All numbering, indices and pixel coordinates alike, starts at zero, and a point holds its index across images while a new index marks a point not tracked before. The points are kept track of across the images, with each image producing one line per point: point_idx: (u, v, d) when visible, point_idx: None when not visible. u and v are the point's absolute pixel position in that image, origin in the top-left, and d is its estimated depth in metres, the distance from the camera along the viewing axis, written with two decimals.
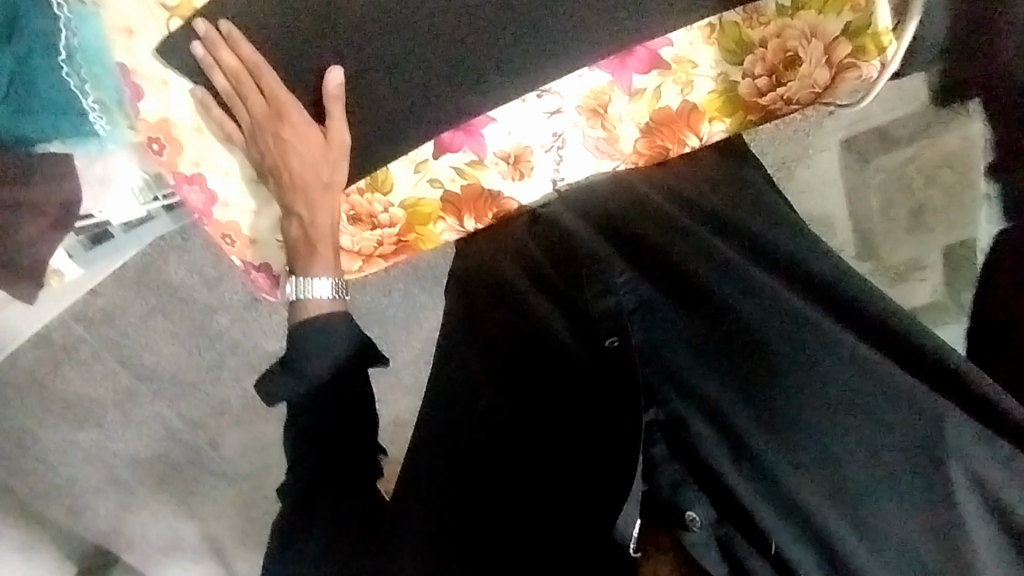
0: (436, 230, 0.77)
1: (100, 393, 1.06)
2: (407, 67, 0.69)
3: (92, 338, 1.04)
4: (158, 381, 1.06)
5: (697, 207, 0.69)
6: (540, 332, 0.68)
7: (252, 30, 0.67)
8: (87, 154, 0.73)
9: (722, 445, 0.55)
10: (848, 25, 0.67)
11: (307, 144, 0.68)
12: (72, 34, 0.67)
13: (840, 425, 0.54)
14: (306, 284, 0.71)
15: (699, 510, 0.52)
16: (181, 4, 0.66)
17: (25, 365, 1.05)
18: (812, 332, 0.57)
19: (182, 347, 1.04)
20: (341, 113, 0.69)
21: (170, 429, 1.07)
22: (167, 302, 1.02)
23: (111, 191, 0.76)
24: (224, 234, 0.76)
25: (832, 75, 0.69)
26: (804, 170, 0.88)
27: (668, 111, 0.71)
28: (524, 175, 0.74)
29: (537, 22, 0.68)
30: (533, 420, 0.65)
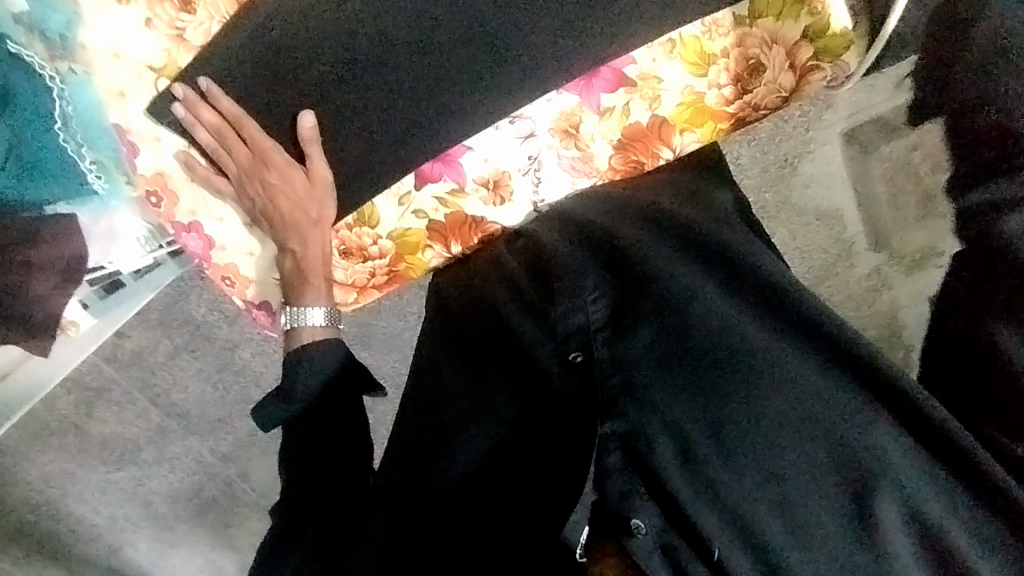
0: (425, 258, 0.79)
1: (134, 431, 1.11)
2: (391, 102, 0.72)
3: (122, 378, 1.08)
4: (187, 418, 1.10)
5: (662, 214, 0.67)
6: (511, 345, 0.69)
7: (230, 82, 0.70)
8: (92, 213, 0.76)
9: (675, 457, 0.57)
10: (807, 29, 0.68)
11: (293, 185, 0.71)
12: (67, 102, 0.71)
13: (795, 432, 0.54)
14: (300, 313, 0.74)
15: (644, 517, 0.55)
16: (167, 65, 0.69)
17: (61, 409, 1.09)
18: (774, 346, 0.57)
19: (207, 382, 1.08)
20: (321, 153, 0.71)
21: (203, 463, 1.11)
22: (190, 339, 1.07)
23: (117, 244, 0.79)
24: (223, 276, 0.80)
25: (797, 78, 0.70)
26: (808, 164, 0.96)
27: (639, 127, 0.73)
28: (505, 200, 0.76)
29: (512, 49, 0.70)
30: (502, 437, 0.66)
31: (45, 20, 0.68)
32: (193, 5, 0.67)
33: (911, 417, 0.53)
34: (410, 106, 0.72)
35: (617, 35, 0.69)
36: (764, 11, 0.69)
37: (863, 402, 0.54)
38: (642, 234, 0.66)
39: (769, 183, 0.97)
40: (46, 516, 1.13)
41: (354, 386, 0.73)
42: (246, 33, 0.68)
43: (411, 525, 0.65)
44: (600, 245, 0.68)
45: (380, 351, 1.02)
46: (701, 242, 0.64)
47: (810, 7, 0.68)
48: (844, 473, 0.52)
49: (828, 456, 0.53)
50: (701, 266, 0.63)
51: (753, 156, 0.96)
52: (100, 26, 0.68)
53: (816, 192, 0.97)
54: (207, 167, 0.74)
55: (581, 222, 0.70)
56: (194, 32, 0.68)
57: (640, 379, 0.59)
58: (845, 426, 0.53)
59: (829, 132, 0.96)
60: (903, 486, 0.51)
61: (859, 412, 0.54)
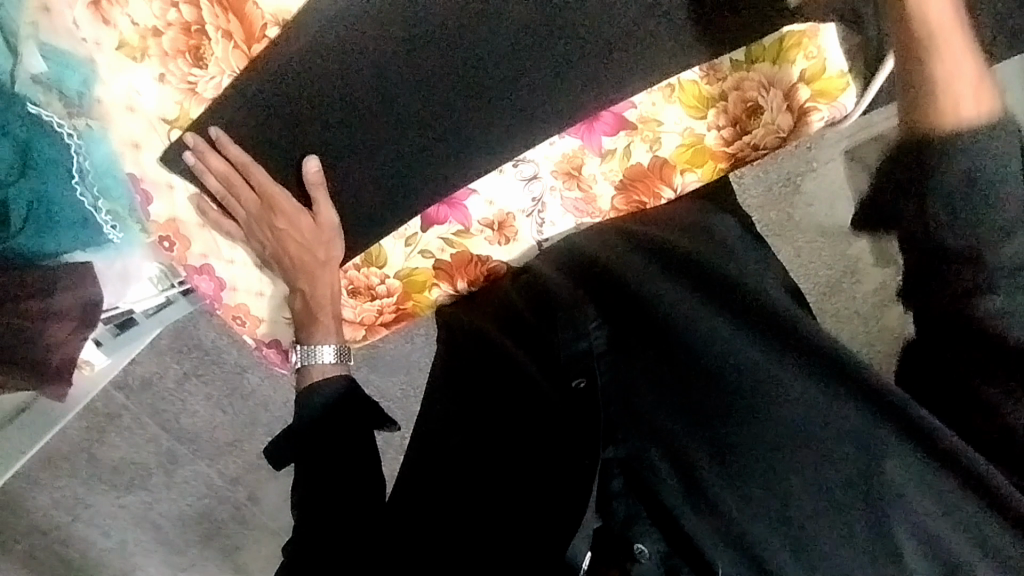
0: (431, 295, 0.82)
1: (145, 455, 1.12)
2: (399, 139, 0.73)
3: (132, 405, 1.11)
4: (196, 442, 1.12)
5: (649, 242, 0.68)
6: (513, 370, 0.70)
7: (240, 127, 0.71)
8: (107, 259, 0.79)
9: (678, 477, 0.58)
10: (803, 72, 0.69)
11: (300, 229, 0.73)
12: (84, 158, 0.73)
13: (804, 457, 0.54)
14: (310, 351, 0.75)
15: (648, 542, 0.57)
16: (179, 117, 0.71)
17: (74, 435, 1.11)
18: (772, 374, 0.57)
19: (217, 407, 1.11)
20: (326, 197, 0.73)
21: (212, 487, 1.12)
22: (199, 363, 1.10)
23: (133, 285, 0.82)
24: (234, 315, 0.82)
25: (795, 119, 0.71)
26: (811, 182, 0.98)
27: (640, 168, 0.74)
28: (509, 239, 0.78)
29: (517, 81, 0.70)
30: (505, 458, 0.67)
31: (63, 78, 0.70)
32: (204, 60, 0.68)
33: (923, 437, 0.51)
34: (409, 147, 0.73)
35: (617, 79, 0.70)
36: (764, 54, 0.69)
37: (868, 422, 0.53)
38: (636, 257, 0.68)
39: (774, 202, 0.98)
40: (55, 542, 1.13)
41: (361, 411, 0.73)
42: (258, 82, 0.69)
43: (421, 547, 0.66)
44: (597, 267, 0.69)
45: (387, 374, 1.03)
46: (697, 266, 0.64)
47: (807, 52, 0.68)
48: (847, 494, 0.52)
49: (832, 475, 0.53)
50: (693, 289, 0.63)
51: (757, 175, 0.98)
52: (114, 82, 0.69)
53: (821, 210, 0.98)
54: (217, 211, 0.76)
55: (581, 250, 0.72)
56: (206, 85, 0.69)
57: (639, 402, 0.62)
58: (846, 450, 0.53)
59: (831, 150, 0.97)
60: (915, 520, 0.50)
61: (863, 435, 0.53)
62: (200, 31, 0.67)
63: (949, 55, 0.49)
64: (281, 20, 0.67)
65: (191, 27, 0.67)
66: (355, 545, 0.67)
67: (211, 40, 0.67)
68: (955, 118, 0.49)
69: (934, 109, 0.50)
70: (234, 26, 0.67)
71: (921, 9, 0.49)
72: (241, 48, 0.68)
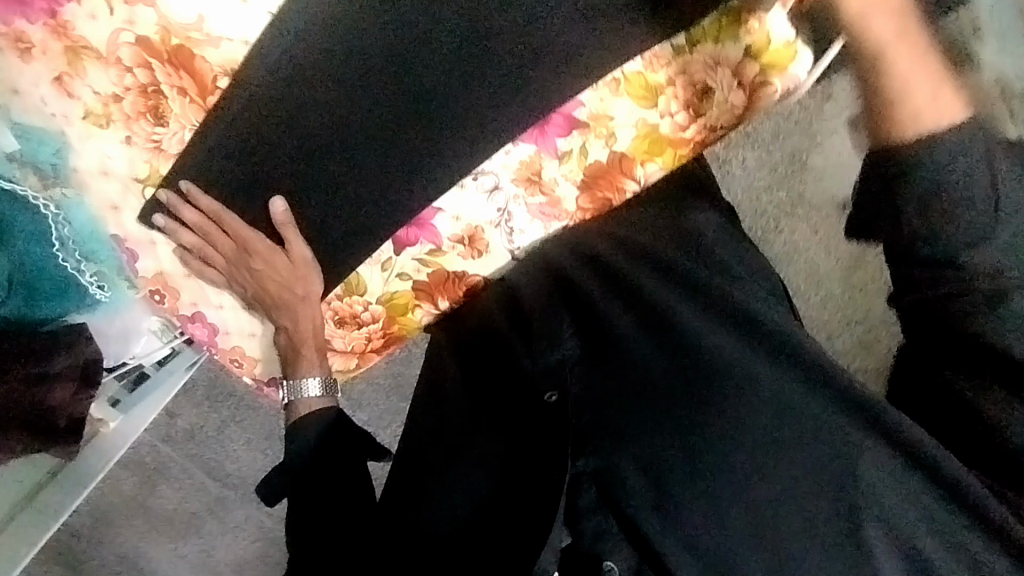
0: (415, 316, 0.83)
1: (195, 504, 1.16)
2: (372, 164, 0.73)
3: (177, 456, 1.15)
4: (242, 487, 1.15)
5: (634, 251, 0.77)
6: (499, 385, 0.78)
7: (208, 178, 0.73)
8: (105, 317, 0.84)
9: (643, 480, 0.66)
10: (747, 47, 0.69)
11: (277, 268, 0.76)
12: (63, 224, 0.77)
13: (754, 454, 0.63)
14: (296, 386, 0.78)
15: (616, 558, 0.66)
16: (149, 174, 0.73)
17: (128, 492, 1.16)
18: (749, 372, 0.66)
19: (257, 450, 1.15)
20: (297, 234, 0.75)
21: (264, 528, 1.16)
22: (236, 411, 1.15)
23: (136, 338, 0.88)
24: (231, 358, 0.85)
25: (746, 95, 0.71)
26: (816, 155, 1.06)
27: (600, 165, 0.74)
28: (482, 252, 0.78)
29: (479, 82, 0.69)
30: (485, 463, 0.74)
31: (35, 153, 0.73)
32: (164, 118, 0.70)
33: (874, 423, 0.61)
34: (380, 168, 0.73)
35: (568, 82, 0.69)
36: (703, 35, 0.69)
37: (825, 412, 0.63)
38: (608, 261, 0.77)
39: (779, 181, 1.07)
40: None
41: (355, 442, 0.76)
42: (222, 130, 0.70)
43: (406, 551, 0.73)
44: (566, 283, 0.78)
45: None
46: (668, 273, 0.74)
47: (746, 27, 0.68)
48: (802, 462, 0.62)
49: (782, 444, 0.63)
50: (671, 294, 0.73)
51: (759, 157, 1.07)
52: (85, 150, 0.72)
53: (831, 183, 1.06)
54: (198, 260, 0.78)
55: (559, 261, 0.78)
56: (169, 141, 0.71)
57: (608, 411, 0.69)
58: (805, 449, 0.62)
59: (835, 120, 1.05)
60: (891, 516, 0.59)
61: (799, 404, 0.64)
62: (156, 91, 0.69)
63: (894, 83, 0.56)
64: (230, 70, 0.67)
65: (147, 89, 0.69)
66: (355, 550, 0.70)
67: (168, 98, 0.69)
68: (918, 126, 0.55)
69: (895, 119, 0.56)
70: (187, 82, 0.68)
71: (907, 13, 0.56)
72: (197, 102, 0.69)
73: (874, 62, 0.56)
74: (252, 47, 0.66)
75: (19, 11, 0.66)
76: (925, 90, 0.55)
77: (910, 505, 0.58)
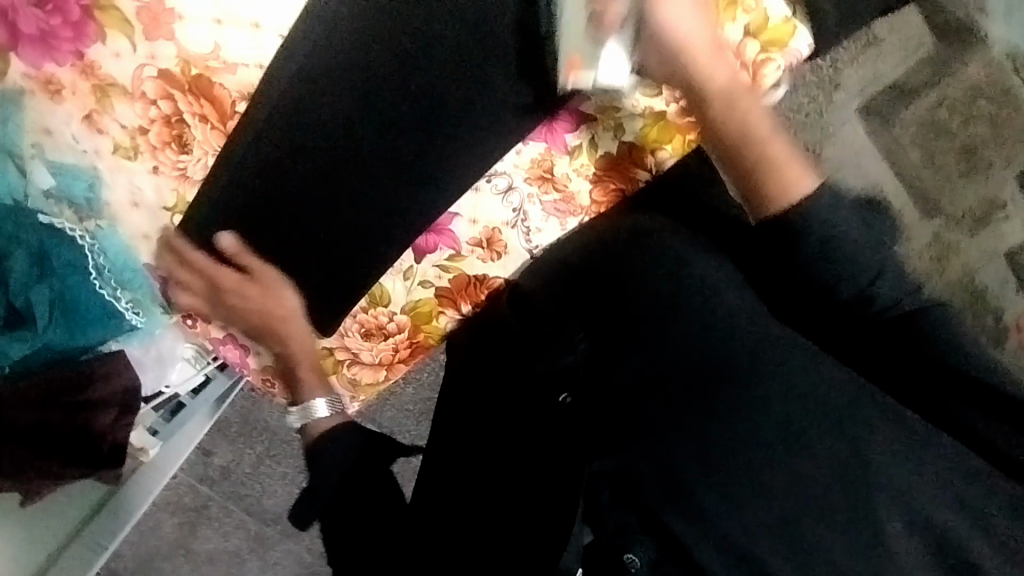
0: (440, 323, 0.83)
1: (236, 543, 1.24)
2: (386, 172, 0.77)
3: (216, 495, 1.24)
4: (280, 522, 1.24)
5: (647, 247, 0.71)
6: (517, 394, 0.76)
7: (235, 195, 0.75)
8: (141, 343, 0.85)
9: (663, 483, 0.61)
10: (748, 27, 0.70)
11: (249, 295, 0.80)
12: (99, 254, 0.79)
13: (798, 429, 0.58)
14: (308, 410, 0.80)
15: (639, 551, 0.61)
16: (177, 202, 0.76)
17: (169, 534, 1.24)
18: (764, 352, 0.61)
19: (293, 484, 1.23)
20: (252, 256, 0.79)
21: (304, 563, 1.25)
22: (269, 445, 1.23)
23: (171, 366, 0.89)
24: (264, 378, 0.87)
25: (752, 75, 0.71)
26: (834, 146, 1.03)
27: (610, 157, 0.75)
28: (500, 254, 0.79)
29: (484, 81, 0.74)
30: (505, 472, 0.72)
31: (71, 188, 0.76)
32: (188, 146, 0.73)
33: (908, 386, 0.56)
34: (397, 174, 0.77)
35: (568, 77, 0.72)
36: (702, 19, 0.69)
37: (837, 378, 0.59)
38: (608, 267, 0.72)
39: None
40: None
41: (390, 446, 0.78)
42: (244, 154, 0.73)
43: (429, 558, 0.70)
44: (569, 270, 0.75)
45: None
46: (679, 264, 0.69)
47: (744, 7, 0.69)
48: (826, 441, 0.57)
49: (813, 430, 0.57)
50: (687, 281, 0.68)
51: None
52: (116, 182, 0.75)
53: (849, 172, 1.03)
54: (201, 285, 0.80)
55: (562, 258, 0.76)
56: (194, 168, 0.74)
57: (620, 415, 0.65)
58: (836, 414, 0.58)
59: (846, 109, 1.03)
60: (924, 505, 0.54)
61: (819, 375, 0.59)
62: (179, 120, 0.72)
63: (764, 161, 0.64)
64: (246, 94, 0.71)
65: (171, 119, 0.72)
66: (392, 555, 0.72)
67: (191, 126, 0.73)
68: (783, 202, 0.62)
69: (771, 196, 0.63)
70: (208, 109, 0.72)
71: (728, 95, 0.67)
72: (218, 128, 0.73)
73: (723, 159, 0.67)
74: (266, 71, 0.70)
75: (49, 56, 0.70)
76: (788, 154, 0.64)
77: (938, 486, 0.54)
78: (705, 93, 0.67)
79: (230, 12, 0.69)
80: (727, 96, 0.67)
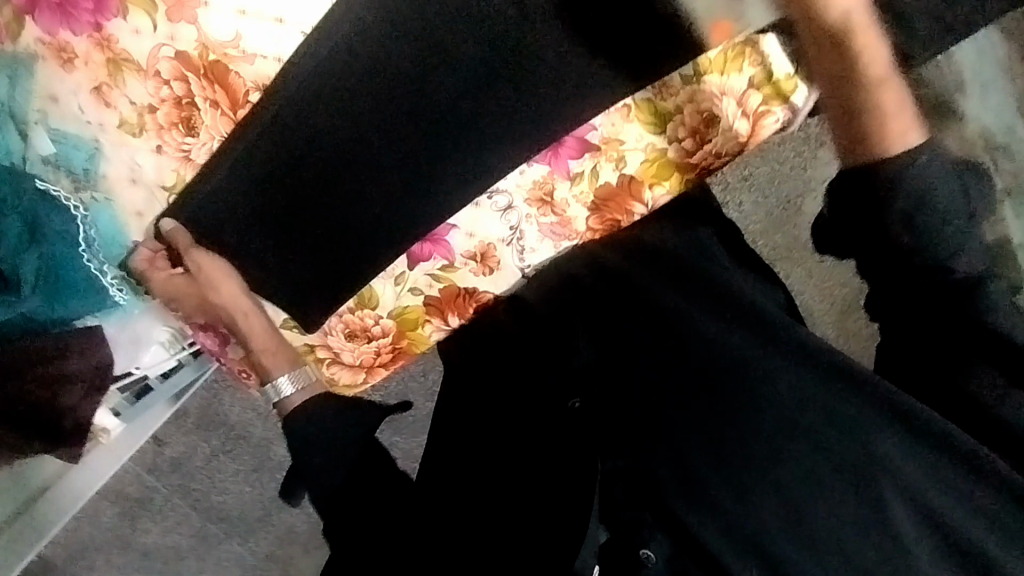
0: (425, 332, 0.84)
1: (178, 539, 1.24)
2: (387, 174, 0.77)
3: (162, 486, 1.22)
4: (226, 521, 1.23)
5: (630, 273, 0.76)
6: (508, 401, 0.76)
7: (241, 171, 0.74)
8: (118, 321, 0.83)
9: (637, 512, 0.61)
10: (752, 79, 0.72)
11: (183, 291, 0.79)
12: (90, 228, 0.77)
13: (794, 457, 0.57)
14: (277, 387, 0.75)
15: (655, 547, 0.59)
16: (176, 183, 0.76)
17: (109, 522, 1.24)
18: (755, 390, 0.61)
19: (245, 483, 1.22)
20: (199, 254, 0.77)
21: (246, 565, 1.24)
22: (226, 441, 1.21)
23: (145, 349, 0.87)
24: (241, 369, 0.87)
25: (751, 123, 0.75)
26: (813, 200, 1.10)
27: (610, 187, 0.78)
28: (493, 269, 0.81)
29: (500, 92, 0.74)
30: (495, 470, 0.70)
31: (71, 158, 0.75)
32: (195, 129, 0.73)
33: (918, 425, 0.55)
34: (398, 177, 0.77)
35: (660, 22, 0.70)
36: (710, 67, 0.72)
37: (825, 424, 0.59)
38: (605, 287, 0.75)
39: (774, 225, 1.11)
40: None
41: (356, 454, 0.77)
42: (248, 140, 0.73)
43: None
44: (577, 286, 0.76)
45: (411, 434, 1.10)
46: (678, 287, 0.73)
47: (751, 59, 0.71)
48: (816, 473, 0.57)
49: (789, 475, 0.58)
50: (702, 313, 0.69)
51: (756, 201, 1.11)
52: (119, 158, 0.75)
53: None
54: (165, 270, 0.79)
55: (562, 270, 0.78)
56: (198, 152, 0.75)
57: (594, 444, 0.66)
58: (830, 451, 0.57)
59: (826, 169, 1.09)
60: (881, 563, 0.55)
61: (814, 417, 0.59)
62: (190, 103, 0.73)
63: (878, 97, 0.57)
64: (261, 85, 0.72)
65: (182, 101, 0.73)
66: None
67: (201, 110, 0.73)
68: (891, 142, 0.55)
69: (878, 135, 0.56)
70: (220, 95, 0.72)
71: (846, 27, 0.58)
72: (228, 115, 0.73)
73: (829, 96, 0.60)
74: (284, 64, 0.71)
75: (65, 24, 0.70)
76: (900, 104, 0.57)
77: None
78: (823, 25, 0.59)
79: (254, 4, 0.70)
80: (843, 33, 0.59)
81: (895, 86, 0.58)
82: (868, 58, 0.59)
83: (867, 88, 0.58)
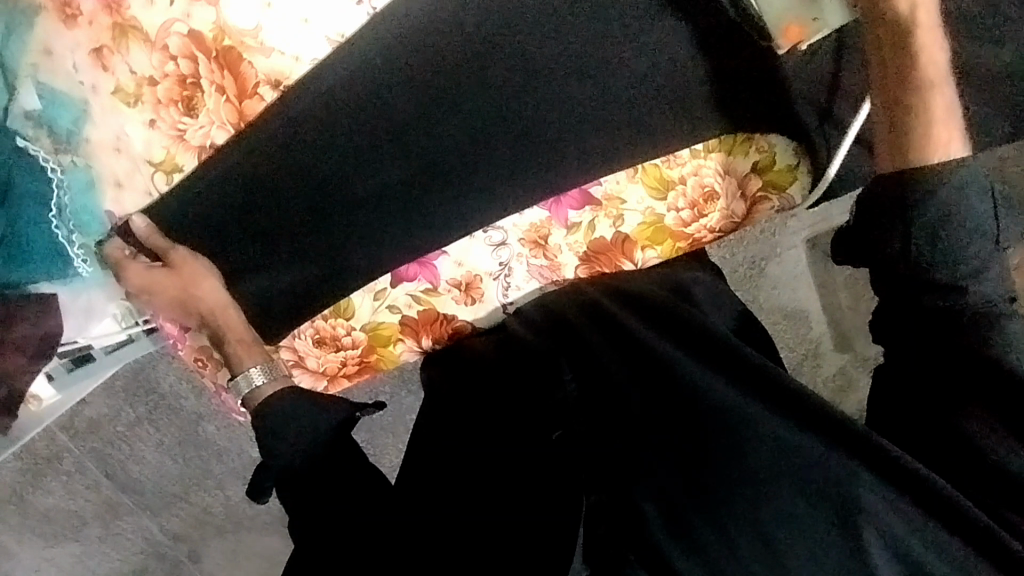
0: (395, 350, 0.83)
1: (82, 504, 1.18)
2: (389, 182, 0.75)
3: (76, 448, 1.16)
4: (140, 493, 1.18)
5: (625, 295, 0.76)
6: (490, 418, 0.75)
7: (245, 156, 0.72)
8: (72, 291, 0.81)
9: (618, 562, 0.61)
10: (755, 163, 0.76)
11: (162, 284, 0.76)
12: (65, 193, 0.75)
13: (775, 516, 0.59)
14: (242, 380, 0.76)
15: None
16: (166, 160, 0.72)
17: (8, 477, 1.16)
18: (740, 436, 0.62)
19: (168, 455, 1.16)
20: (183, 251, 0.76)
21: (152, 540, 1.20)
22: (155, 410, 1.15)
23: (96, 320, 0.85)
24: (197, 357, 0.84)
25: (748, 206, 0.78)
26: (776, 266, 1.14)
27: (603, 241, 0.79)
28: (476, 300, 0.81)
29: (511, 121, 0.74)
30: (471, 492, 0.69)
31: (55, 117, 0.73)
32: (195, 110, 0.71)
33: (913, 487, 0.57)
34: (395, 182, 0.75)
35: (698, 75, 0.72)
36: (717, 146, 0.75)
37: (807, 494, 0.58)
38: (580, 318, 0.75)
39: (738, 283, 1.15)
40: None
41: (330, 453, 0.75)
42: (256, 148, 0.72)
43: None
44: (565, 322, 0.75)
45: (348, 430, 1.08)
46: (671, 320, 0.71)
47: (758, 146, 0.75)
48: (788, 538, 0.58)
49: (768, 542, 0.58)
50: (690, 353, 0.69)
51: (724, 256, 1.15)
52: (105, 123, 0.72)
53: (784, 293, 1.15)
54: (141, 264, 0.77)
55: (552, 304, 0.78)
56: (193, 134, 0.71)
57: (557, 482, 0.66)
58: (818, 518, 0.58)
59: (795, 237, 1.13)
60: None
61: (786, 477, 0.60)
62: (194, 83, 0.70)
63: (928, 102, 0.63)
64: (274, 80, 0.70)
65: (186, 79, 0.69)
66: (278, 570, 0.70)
67: (205, 92, 0.70)
68: (934, 151, 0.62)
69: (921, 145, 0.62)
70: (229, 82, 0.70)
71: (913, 23, 0.63)
72: (232, 103, 0.70)
73: (885, 99, 0.65)
74: (302, 64, 0.69)
75: None
76: (947, 110, 0.63)
77: None
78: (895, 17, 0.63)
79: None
80: (912, 27, 0.63)
81: (949, 85, 0.64)
82: (927, 59, 0.63)
83: (920, 93, 0.63)
